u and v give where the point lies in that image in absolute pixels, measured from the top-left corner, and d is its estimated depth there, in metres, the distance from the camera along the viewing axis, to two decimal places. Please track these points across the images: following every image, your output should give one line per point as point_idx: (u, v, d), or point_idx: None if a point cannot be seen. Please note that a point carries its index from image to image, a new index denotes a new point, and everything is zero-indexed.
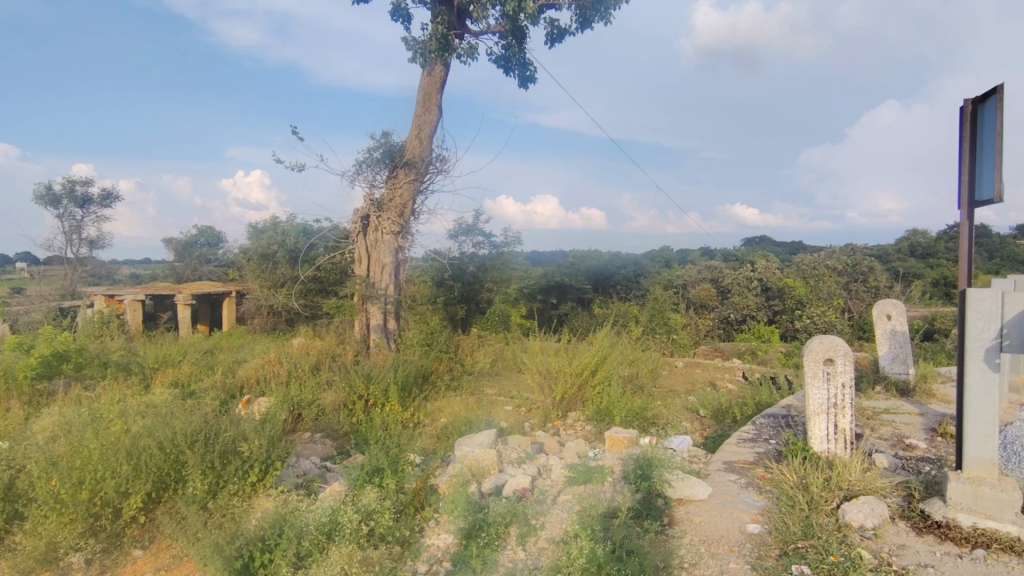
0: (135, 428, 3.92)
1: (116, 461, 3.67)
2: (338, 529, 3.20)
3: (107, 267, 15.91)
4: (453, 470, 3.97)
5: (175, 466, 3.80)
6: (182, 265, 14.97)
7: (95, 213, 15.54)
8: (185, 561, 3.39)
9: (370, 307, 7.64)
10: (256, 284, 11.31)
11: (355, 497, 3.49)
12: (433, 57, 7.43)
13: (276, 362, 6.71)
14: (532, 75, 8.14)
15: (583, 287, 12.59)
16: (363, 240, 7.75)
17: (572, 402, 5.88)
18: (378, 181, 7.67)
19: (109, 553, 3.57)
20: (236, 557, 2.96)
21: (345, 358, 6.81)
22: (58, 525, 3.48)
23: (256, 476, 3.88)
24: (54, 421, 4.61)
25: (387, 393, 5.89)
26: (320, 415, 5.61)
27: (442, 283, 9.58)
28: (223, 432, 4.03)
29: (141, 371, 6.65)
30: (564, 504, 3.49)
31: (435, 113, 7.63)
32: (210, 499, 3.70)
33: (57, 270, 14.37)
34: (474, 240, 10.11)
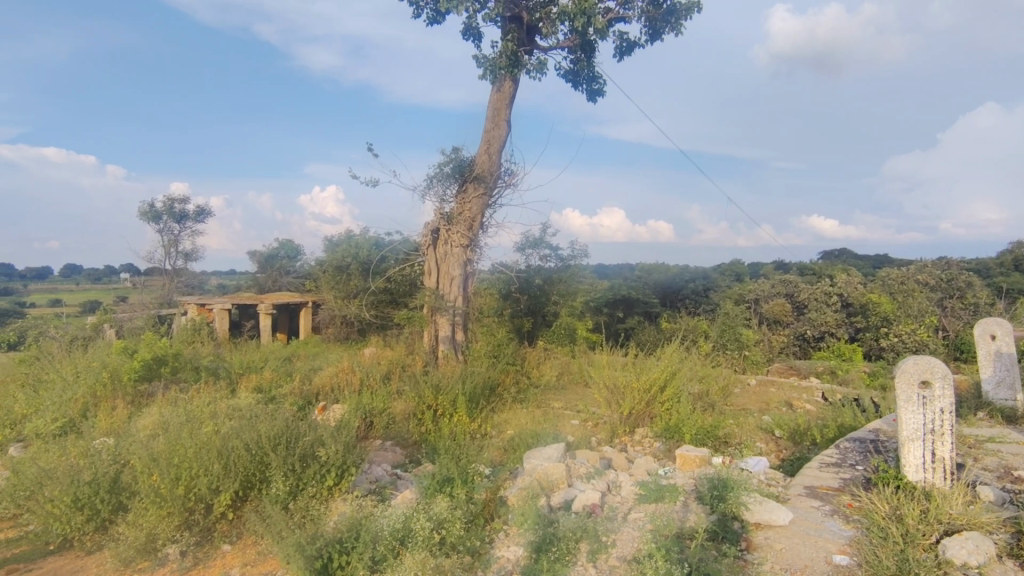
0: (224, 429, 4.18)
1: (208, 460, 3.92)
2: (411, 536, 3.28)
3: (199, 278, 17.12)
4: (523, 482, 3.98)
5: (260, 467, 4.02)
6: (264, 276, 15.90)
7: (191, 228, 16.77)
8: (269, 557, 3.57)
9: (438, 319, 7.77)
10: (331, 294, 11.82)
11: (427, 505, 3.56)
12: (503, 73, 7.57)
13: (349, 371, 6.96)
14: (601, 88, 8.13)
15: (650, 300, 12.38)
16: (433, 252, 7.96)
17: (640, 417, 5.76)
18: (448, 196, 7.88)
19: (201, 546, 3.81)
20: (316, 557, 3.10)
21: (415, 368, 7.00)
22: (156, 517, 3.75)
23: (333, 480, 4.04)
24: (153, 421, 4.98)
25: (455, 404, 6.00)
26: (391, 424, 5.77)
27: (509, 295, 9.70)
28: (303, 436, 4.22)
29: (228, 375, 7.10)
30: (636, 522, 3.42)
31: (503, 128, 7.77)
32: (292, 500, 3.88)
33: (156, 281, 15.62)
34: (541, 253, 10.19)
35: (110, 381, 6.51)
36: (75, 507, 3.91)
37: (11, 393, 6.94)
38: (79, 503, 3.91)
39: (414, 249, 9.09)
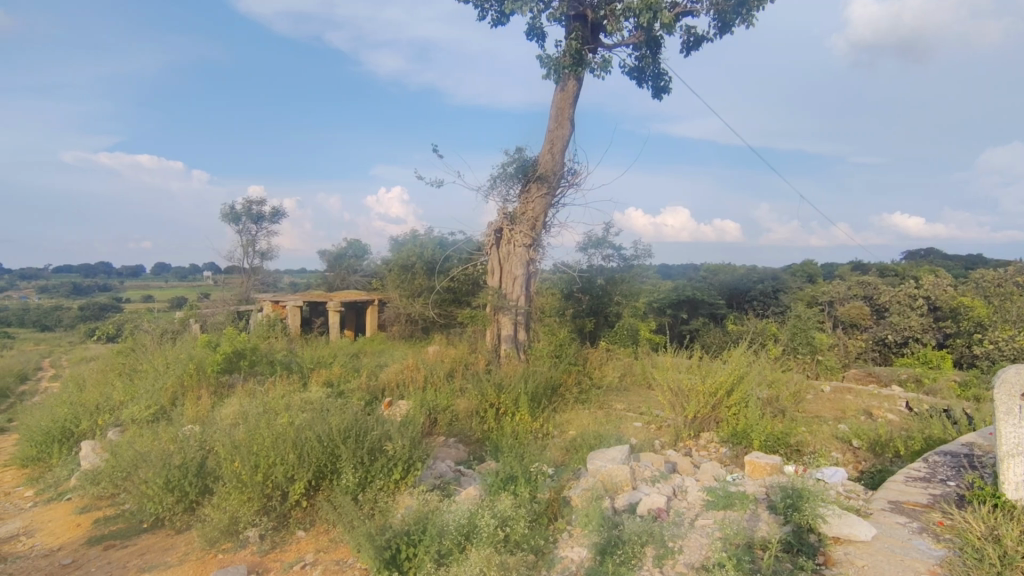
0: (298, 421, 4.38)
1: (284, 449, 4.13)
2: (476, 532, 3.32)
3: (273, 276, 18.01)
4: (586, 483, 3.95)
5: (331, 458, 4.18)
6: (333, 274, 16.54)
7: (267, 228, 17.67)
8: (340, 545, 3.71)
9: (501, 318, 7.84)
10: (396, 292, 12.16)
11: (491, 502, 3.61)
12: (567, 72, 7.53)
13: (414, 368, 7.13)
14: (667, 85, 7.96)
15: (716, 302, 12.04)
16: (497, 252, 8.03)
17: (705, 421, 5.62)
18: (512, 196, 7.94)
19: (277, 531, 3.99)
20: (385, 547, 3.22)
21: (478, 366, 7.08)
22: (238, 502, 3.97)
23: (400, 473, 4.14)
24: (234, 411, 5.28)
25: (517, 403, 6.04)
26: (454, 421, 5.87)
27: (571, 295, 9.67)
28: (371, 430, 4.37)
29: (300, 369, 7.43)
30: (704, 529, 3.33)
31: (567, 127, 7.74)
32: (361, 491, 4.02)
33: (235, 279, 16.55)
34: (603, 253, 10.11)
35: (196, 373, 6.95)
36: (166, 489, 4.20)
37: (111, 381, 7.55)
38: (170, 485, 4.21)
39: (478, 248, 9.20)
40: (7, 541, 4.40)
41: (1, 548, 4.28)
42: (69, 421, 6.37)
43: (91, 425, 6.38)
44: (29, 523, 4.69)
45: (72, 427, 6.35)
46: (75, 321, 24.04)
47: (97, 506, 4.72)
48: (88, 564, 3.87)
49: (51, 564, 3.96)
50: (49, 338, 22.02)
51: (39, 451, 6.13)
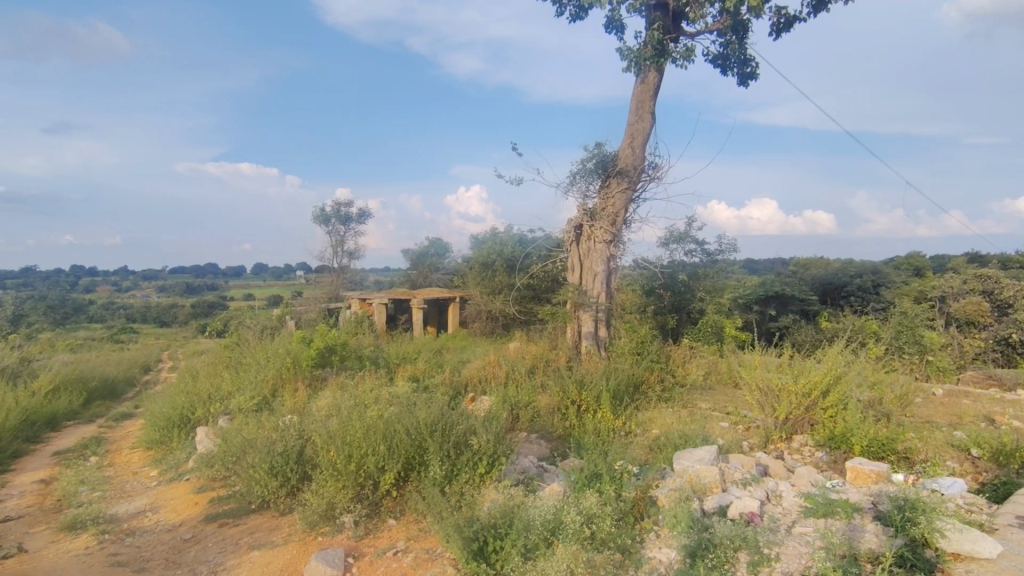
0: (387, 414, 4.57)
1: (375, 440, 4.33)
2: (561, 528, 3.32)
3: (360, 275, 18.85)
4: (674, 484, 3.86)
5: (419, 451, 4.34)
6: (416, 273, 17.09)
7: (354, 229, 18.50)
8: (429, 535, 3.84)
9: (582, 315, 7.80)
10: (477, 290, 12.38)
11: (576, 499, 3.61)
12: (648, 64, 7.36)
13: (496, 364, 7.24)
14: (754, 71, 7.59)
15: (807, 297, 11.40)
16: (577, 248, 8.00)
17: (799, 424, 5.34)
18: (592, 192, 7.88)
19: (370, 518, 4.17)
20: (472, 539, 3.30)
21: (559, 363, 7.09)
22: (334, 489, 4.20)
23: (484, 467, 4.21)
24: (328, 403, 5.59)
25: (599, 400, 5.99)
26: (536, 417, 5.91)
27: (652, 292, 9.45)
28: (457, 425, 4.48)
29: (387, 364, 7.74)
30: (802, 537, 3.17)
31: (648, 120, 7.57)
32: (448, 483, 4.14)
33: (327, 278, 17.48)
34: (686, 248, 9.83)
35: (293, 366, 7.41)
36: (271, 474, 4.52)
37: (220, 372, 8.21)
38: (275, 470, 4.53)
39: (557, 245, 9.21)
40: (137, 515, 4.88)
41: (133, 521, 4.76)
42: (186, 409, 6.97)
43: (204, 413, 6.95)
44: (154, 500, 5.19)
45: (188, 415, 6.95)
46: (188, 319, 26.32)
47: (211, 487, 5.15)
48: (205, 540, 4.23)
49: (174, 538, 4.36)
50: (167, 333, 24.26)
51: (161, 435, 6.75)
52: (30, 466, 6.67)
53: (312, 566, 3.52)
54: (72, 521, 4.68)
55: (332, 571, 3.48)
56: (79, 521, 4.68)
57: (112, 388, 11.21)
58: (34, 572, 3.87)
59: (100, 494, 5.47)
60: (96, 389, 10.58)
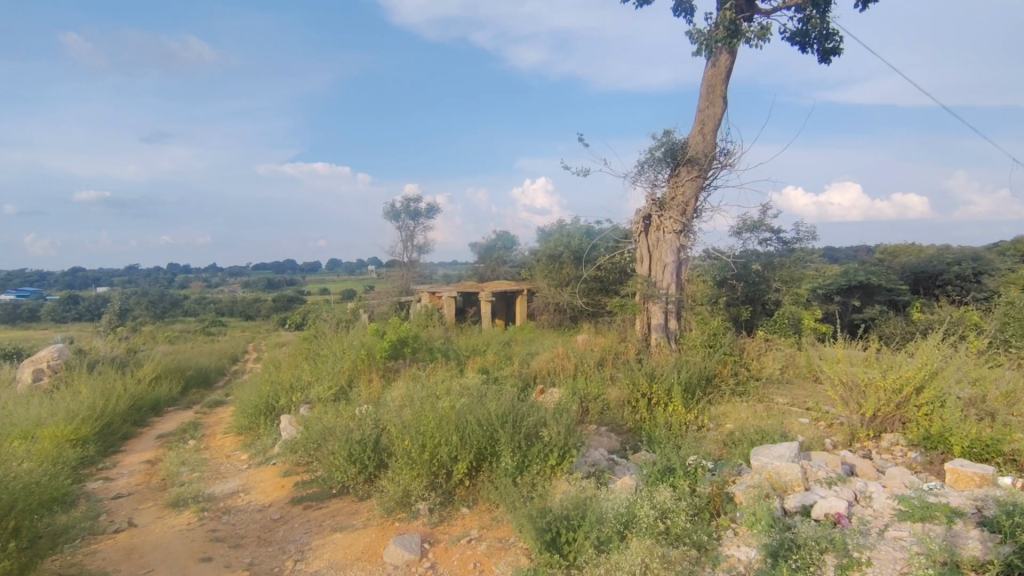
0: (459, 405, 4.67)
1: (448, 430, 4.44)
2: (635, 522, 3.29)
3: (429, 269, 19.31)
4: (751, 480, 3.73)
5: (491, 442, 4.41)
6: (484, 266, 17.31)
7: (423, 224, 18.94)
8: (502, 524, 3.90)
9: (651, 307, 7.65)
10: (544, 282, 12.39)
11: (649, 493, 3.56)
12: (719, 46, 7.08)
13: (564, 356, 7.21)
14: (836, 47, 7.14)
15: (896, 286, 10.68)
16: (645, 239, 7.85)
17: (888, 421, 5.03)
18: (660, 181, 7.69)
19: (444, 506, 4.28)
20: (545, 529, 3.32)
21: (628, 355, 6.99)
22: (409, 477, 4.34)
23: (555, 459, 4.21)
24: (401, 393, 5.77)
25: (670, 393, 5.87)
26: (606, 410, 5.85)
27: (724, 283, 9.11)
28: (527, 417, 4.51)
29: (457, 357, 7.90)
30: (896, 541, 2.98)
31: (720, 105, 7.29)
32: (519, 474, 4.19)
33: (398, 272, 18.00)
34: (761, 236, 9.42)
35: (368, 358, 7.69)
36: (350, 460, 4.73)
37: (300, 363, 8.64)
38: (353, 457, 4.73)
39: (625, 236, 9.05)
40: (231, 495, 5.24)
41: (228, 500, 5.11)
42: (271, 398, 7.40)
43: (287, 401, 7.36)
44: (246, 481, 5.55)
45: (273, 403, 7.37)
46: (270, 312, 27.81)
47: (296, 471, 5.44)
48: (293, 520, 4.49)
49: (264, 517, 4.65)
50: (252, 326, 25.79)
51: (250, 422, 7.20)
52: (138, 448, 7.30)
53: (391, 550, 3.66)
54: (175, 499, 5.08)
55: (410, 555, 3.60)
56: (181, 499, 5.08)
57: (206, 377, 12.06)
58: (144, 544, 4.24)
59: (198, 474, 5.91)
60: (192, 378, 11.42)
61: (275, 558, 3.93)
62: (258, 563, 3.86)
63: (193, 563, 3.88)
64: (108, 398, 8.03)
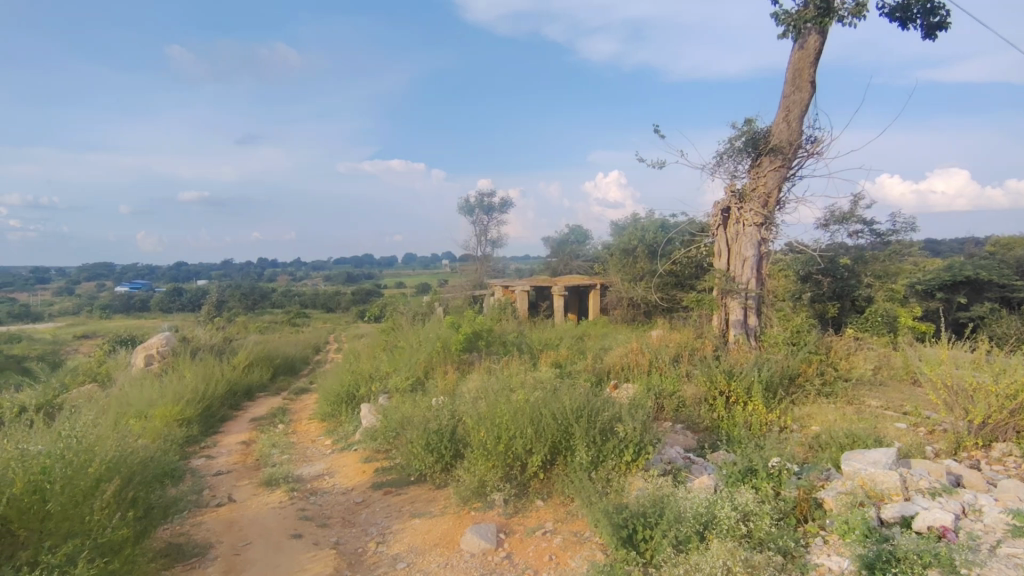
0: (533, 398, 4.70)
1: (523, 423, 4.48)
2: (714, 522, 3.21)
3: (502, 263, 19.52)
4: (843, 486, 3.52)
5: (565, 435, 4.41)
6: (557, 260, 17.29)
7: (496, 219, 19.17)
8: (577, 518, 3.91)
9: (729, 302, 7.37)
10: (617, 277, 12.22)
11: (730, 494, 3.45)
12: (808, 27, 6.69)
13: (639, 351, 7.07)
14: (943, 21, 6.57)
15: (1007, 276, 9.67)
16: (724, 232, 7.57)
17: (1000, 430, 4.59)
18: (740, 172, 7.38)
19: (519, 497, 4.32)
20: (621, 526, 3.29)
21: (705, 352, 6.77)
22: (484, 468, 4.42)
23: (630, 455, 4.16)
24: (476, 386, 5.88)
25: (750, 392, 5.64)
26: (681, 407, 5.70)
27: (809, 278, 8.63)
28: (603, 412, 4.48)
29: (531, 350, 7.95)
30: (1010, 560, 2.73)
31: (807, 90, 6.88)
32: (594, 469, 4.17)
33: (472, 266, 18.32)
34: (851, 228, 8.85)
35: (444, 350, 7.89)
36: (428, 449, 4.87)
37: (380, 354, 8.98)
38: (431, 447, 4.87)
39: (702, 229, 8.76)
40: (317, 477, 5.54)
41: (315, 482, 5.41)
42: (352, 387, 7.75)
43: (367, 390, 7.67)
44: (331, 465, 5.85)
45: (354, 392, 7.71)
46: (349, 305, 29.00)
47: (376, 458, 5.67)
48: (374, 504, 4.69)
49: (348, 500, 4.88)
50: (334, 317, 27.03)
51: (333, 409, 7.57)
52: (234, 429, 7.85)
53: (468, 538, 3.74)
54: (268, 479, 5.43)
55: (486, 544, 3.67)
56: (274, 479, 5.42)
57: (293, 365, 12.78)
58: (242, 519, 4.56)
59: (288, 456, 6.29)
60: (281, 366, 12.15)
61: (359, 539, 4.12)
62: (343, 542, 4.06)
63: (285, 539, 4.13)
64: (209, 382, 8.69)
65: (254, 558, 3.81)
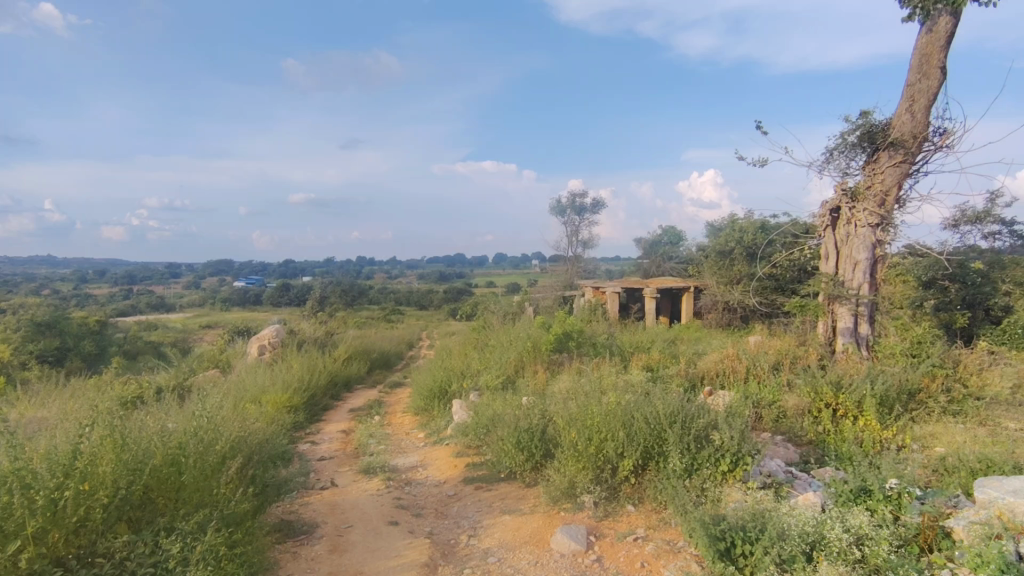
0: (625, 401, 4.62)
1: (614, 426, 4.42)
2: (823, 544, 3.01)
3: (592, 263, 19.34)
4: (975, 516, 3.17)
5: (659, 441, 4.30)
6: (649, 262, 16.89)
7: (588, 219, 19.04)
8: (671, 527, 3.80)
9: (838, 308, 6.87)
10: (713, 280, 11.76)
11: (840, 515, 3.22)
12: (938, 8, 6.10)
13: (735, 357, 6.75)
14: None
15: None
16: (833, 234, 7.06)
17: None
18: (853, 169, 6.85)
19: (610, 501, 4.27)
20: (719, 538, 3.16)
21: (810, 361, 6.34)
22: (575, 469, 4.39)
23: (727, 465, 3.98)
24: (565, 387, 5.87)
25: (862, 406, 5.20)
26: (782, 418, 5.38)
27: (933, 283, 7.82)
28: (698, 418, 4.32)
29: (621, 353, 7.83)
30: None
31: (936, 77, 6.25)
32: (688, 478, 4.03)
33: (561, 267, 18.31)
34: (986, 229, 7.95)
35: (534, 350, 7.95)
36: (518, 448, 4.91)
37: (471, 352, 9.19)
38: (521, 445, 4.91)
39: (807, 230, 8.21)
40: (412, 469, 5.76)
41: (410, 473, 5.64)
42: (445, 383, 7.99)
43: (458, 386, 7.89)
44: (424, 458, 6.07)
45: (446, 387, 7.95)
46: (441, 303, 29.85)
47: (467, 453, 5.82)
48: (466, 499, 4.81)
49: (441, 492, 5.04)
50: (427, 315, 27.96)
51: (426, 403, 7.85)
52: (335, 418, 8.35)
53: (558, 538, 3.74)
54: (366, 467, 5.72)
55: (576, 546, 3.66)
56: (372, 467, 5.70)
57: (388, 360, 13.39)
58: (343, 503, 4.83)
59: (384, 447, 6.59)
60: (377, 360, 12.76)
61: (451, 531, 4.24)
62: (437, 533, 4.19)
63: (383, 525, 4.33)
64: (313, 373, 9.30)
65: (356, 541, 4.02)
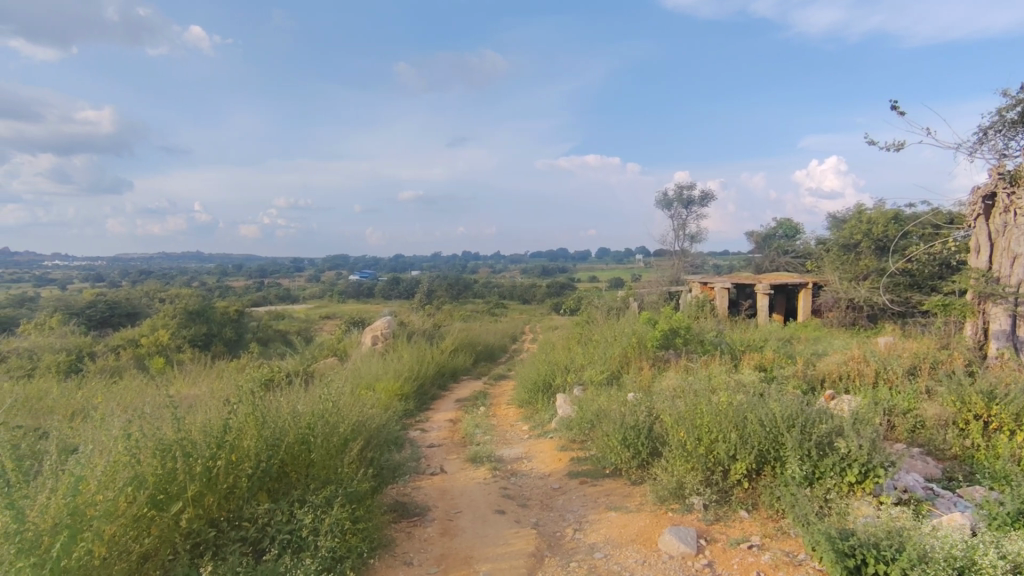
0: (738, 401, 4.40)
1: (726, 427, 4.23)
2: (973, 570, 2.69)
3: (700, 258, 18.58)
4: None
5: (776, 445, 4.05)
6: (762, 257, 15.93)
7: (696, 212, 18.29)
8: (790, 538, 3.57)
9: (992, 308, 6.09)
10: (836, 275, 10.87)
11: (995, 541, 2.86)
12: None
13: (863, 359, 6.20)
14: None
15: None
16: (987, 224, 6.25)
17: None
18: (1013, 150, 6.01)
19: (721, 504, 4.08)
20: (847, 554, 2.93)
21: (953, 366, 5.68)
22: (684, 469, 4.26)
23: (855, 476, 3.67)
24: (673, 384, 5.71)
25: (1021, 419, 4.56)
26: (919, 429, 4.88)
27: None
28: (820, 423, 4.01)
29: (731, 352, 7.47)
30: None
31: None
32: (810, 486, 3.76)
33: (667, 262, 17.76)
34: None
35: (638, 346, 7.78)
36: (624, 444, 4.85)
37: (573, 346, 9.19)
38: (627, 442, 4.84)
39: (952, 220, 7.35)
40: (517, 460, 5.86)
41: (515, 464, 5.74)
42: (547, 377, 8.06)
43: (562, 381, 7.92)
44: (529, 450, 6.16)
45: (550, 381, 8.00)
46: (544, 298, 30.08)
47: (572, 447, 5.83)
48: (570, 493, 4.83)
49: (546, 485, 5.09)
50: (529, 309, 28.31)
51: (530, 396, 7.96)
52: (443, 407, 8.69)
53: (666, 540, 3.65)
54: (473, 456, 5.91)
55: (686, 548, 3.54)
56: (478, 456, 5.88)
57: (492, 352, 13.72)
58: (453, 489, 5.03)
59: (490, 437, 6.77)
60: (481, 353, 13.11)
61: (556, 523, 4.27)
62: (542, 525, 4.24)
63: (490, 513, 4.45)
64: (422, 363, 9.73)
65: (465, 526, 4.18)
